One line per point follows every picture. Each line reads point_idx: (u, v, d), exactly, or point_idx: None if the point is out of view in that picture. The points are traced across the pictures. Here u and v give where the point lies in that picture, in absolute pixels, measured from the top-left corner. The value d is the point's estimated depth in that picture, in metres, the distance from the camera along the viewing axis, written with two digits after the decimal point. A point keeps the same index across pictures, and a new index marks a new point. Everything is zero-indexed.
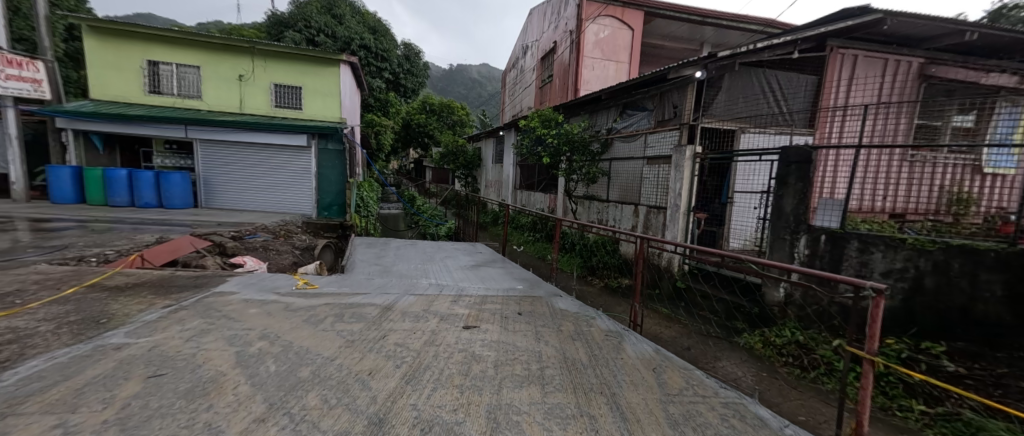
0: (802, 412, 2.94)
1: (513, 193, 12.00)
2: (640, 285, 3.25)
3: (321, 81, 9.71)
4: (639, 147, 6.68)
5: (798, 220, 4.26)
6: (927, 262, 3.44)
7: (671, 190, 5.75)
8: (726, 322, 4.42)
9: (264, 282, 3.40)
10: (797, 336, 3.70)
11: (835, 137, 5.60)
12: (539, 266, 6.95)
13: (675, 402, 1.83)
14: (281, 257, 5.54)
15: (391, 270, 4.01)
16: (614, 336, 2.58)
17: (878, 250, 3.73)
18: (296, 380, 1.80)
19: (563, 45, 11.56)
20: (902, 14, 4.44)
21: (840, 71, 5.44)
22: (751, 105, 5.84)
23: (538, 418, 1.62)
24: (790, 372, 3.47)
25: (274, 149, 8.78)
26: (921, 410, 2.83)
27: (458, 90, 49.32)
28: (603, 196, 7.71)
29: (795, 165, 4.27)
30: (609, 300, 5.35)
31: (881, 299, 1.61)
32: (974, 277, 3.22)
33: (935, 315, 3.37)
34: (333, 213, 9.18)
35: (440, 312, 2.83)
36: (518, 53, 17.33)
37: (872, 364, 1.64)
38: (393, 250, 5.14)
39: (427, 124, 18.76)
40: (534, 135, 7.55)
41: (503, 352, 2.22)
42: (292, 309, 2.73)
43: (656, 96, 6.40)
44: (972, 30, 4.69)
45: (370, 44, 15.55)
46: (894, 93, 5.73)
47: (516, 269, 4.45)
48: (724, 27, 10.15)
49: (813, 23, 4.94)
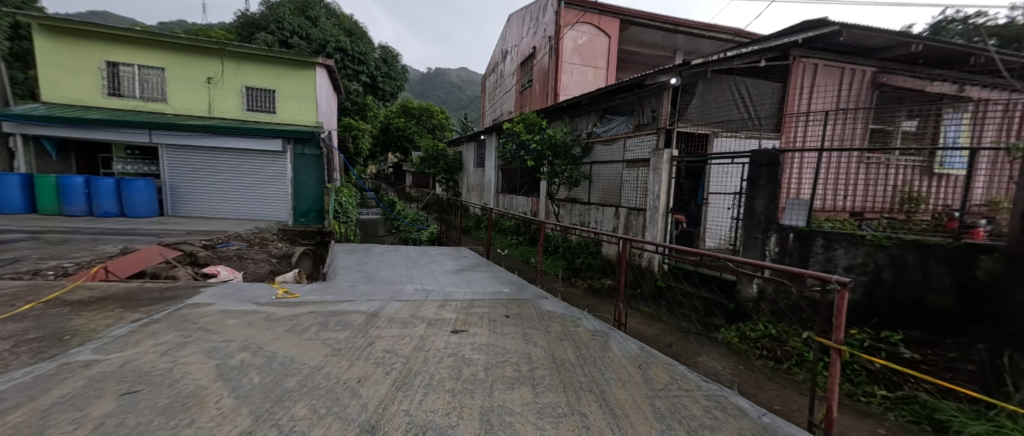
0: (777, 402, 3.07)
1: (495, 197, 12.05)
2: (623, 285, 3.33)
3: (297, 84, 9.43)
4: (619, 150, 6.85)
5: (769, 219, 4.53)
6: (885, 257, 3.64)
7: (650, 192, 5.93)
8: (706, 319, 4.60)
9: (242, 292, 3.29)
10: (770, 330, 3.88)
11: (800, 140, 6.00)
12: (523, 268, 7.04)
13: (661, 397, 1.90)
14: (256, 266, 5.39)
15: (375, 276, 3.96)
16: (600, 335, 2.64)
17: (841, 247, 3.96)
18: (283, 390, 1.76)
19: (542, 51, 11.71)
20: (857, 26, 4.78)
21: (802, 78, 5.80)
22: (723, 110, 6.15)
23: (531, 418, 1.65)
24: (764, 364, 3.64)
25: (246, 154, 8.44)
26: (882, 395, 3.03)
27: (437, 94, 49.47)
28: (585, 199, 7.85)
29: (765, 168, 4.52)
30: (593, 301, 5.45)
31: (846, 291, 1.75)
32: (926, 270, 3.39)
33: (892, 307, 3.58)
34: (311, 219, 8.89)
35: (428, 318, 2.81)
36: (497, 58, 17.44)
37: (838, 353, 1.78)
38: (376, 256, 5.08)
39: (407, 129, 19.49)
40: (516, 139, 7.69)
41: (493, 355, 2.24)
42: (274, 319, 2.65)
43: (635, 101, 6.61)
44: (917, 42, 5.12)
45: (347, 47, 15.23)
46: (851, 101, 6.12)
47: (501, 272, 4.46)
48: (696, 35, 10.57)
49: (778, 33, 5.16)
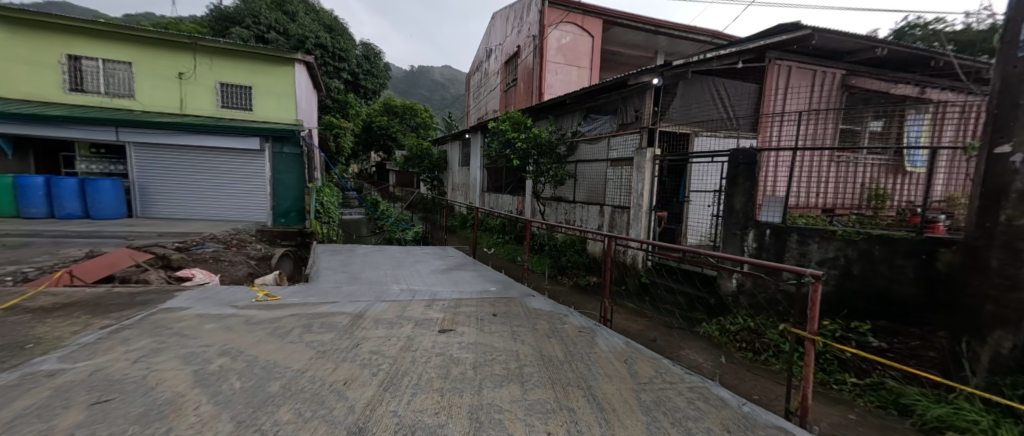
0: (756, 392, 3.18)
1: (480, 196, 12.01)
2: (608, 282, 3.38)
3: (275, 81, 9.16)
4: (603, 149, 6.94)
5: (747, 216, 4.68)
6: (854, 250, 3.81)
7: (634, 190, 6.03)
8: (689, 313, 4.73)
9: (220, 295, 3.18)
10: (749, 323, 4.02)
11: (775, 140, 6.24)
12: (510, 267, 7.05)
13: (647, 390, 1.94)
14: (234, 269, 5.23)
15: (360, 277, 3.90)
16: (587, 331, 2.68)
17: (814, 242, 4.13)
18: (266, 395, 1.71)
19: (526, 50, 11.74)
20: (828, 30, 4.98)
21: (777, 80, 6.02)
22: (704, 110, 6.31)
23: (521, 415, 1.66)
24: (744, 356, 3.77)
25: (221, 152, 8.14)
26: (852, 382, 3.18)
27: (421, 93, 49.05)
28: (570, 197, 7.91)
29: (743, 166, 4.66)
30: (579, 298, 5.52)
31: (819, 284, 1.84)
32: (891, 262, 3.57)
33: (861, 298, 3.76)
34: (292, 220, 8.64)
35: (415, 318, 2.79)
36: (481, 57, 17.36)
37: (812, 343, 1.87)
38: (360, 256, 4.99)
39: (390, 127, 19.54)
40: (502, 138, 7.70)
41: (481, 353, 2.25)
42: (254, 322, 2.58)
43: (619, 101, 6.71)
44: (882, 46, 5.38)
45: (327, 43, 14.88)
46: (823, 102, 6.38)
47: (488, 271, 4.46)
48: (676, 37, 10.80)
49: (755, 36, 5.32)
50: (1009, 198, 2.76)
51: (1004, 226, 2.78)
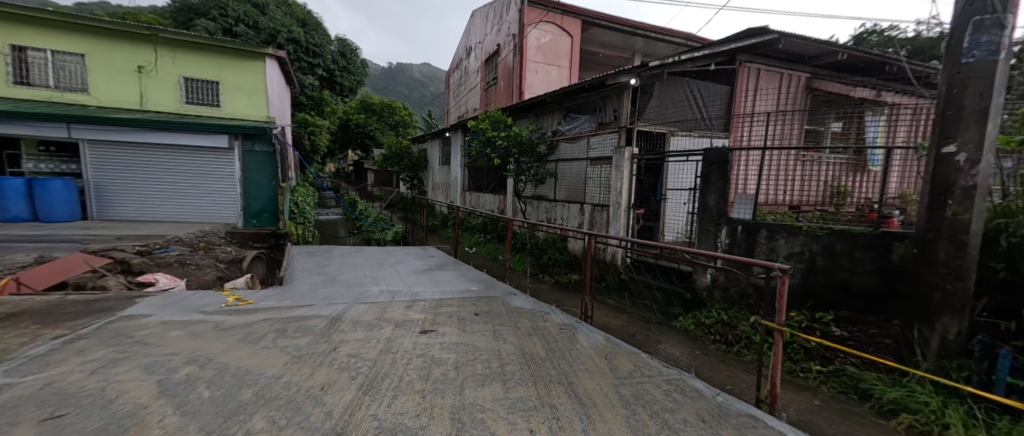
0: (729, 382, 3.30)
1: (461, 195, 11.92)
2: (589, 279, 3.42)
3: (244, 77, 8.79)
4: (583, 148, 7.03)
5: (720, 213, 4.85)
6: (818, 245, 4.01)
7: (613, 189, 6.14)
8: (666, 308, 4.84)
9: (186, 301, 3.03)
10: (722, 316, 4.16)
11: (745, 140, 6.45)
12: (491, 266, 7.04)
13: (626, 384, 1.98)
14: (202, 273, 4.99)
15: (337, 279, 3.80)
16: (568, 328, 2.71)
17: (782, 237, 4.31)
18: (237, 404, 1.64)
19: (506, 49, 11.74)
20: (793, 35, 5.21)
21: (746, 82, 6.23)
22: (679, 110, 6.49)
23: (503, 414, 1.66)
24: (718, 348, 3.90)
25: (185, 151, 7.73)
26: (817, 370, 3.35)
27: (399, 91, 48.36)
28: (551, 196, 7.96)
29: (716, 165, 4.82)
30: (560, 296, 5.57)
31: (786, 277, 1.93)
32: (851, 256, 3.78)
33: (825, 290, 3.96)
34: (264, 221, 8.25)
35: (395, 319, 2.75)
36: (461, 55, 17.24)
37: (780, 334, 1.96)
38: (338, 257, 4.86)
39: (368, 125, 19.16)
40: (482, 137, 7.70)
41: (463, 353, 2.23)
42: (224, 328, 2.47)
43: (598, 101, 6.80)
44: (843, 51, 5.67)
45: (300, 38, 14.39)
46: (790, 103, 6.67)
47: (469, 270, 4.44)
48: (652, 38, 11.05)
49: (726, 39, 5.50)
50: (954, 195, 2.98)
51: (950, 220, 3.00)
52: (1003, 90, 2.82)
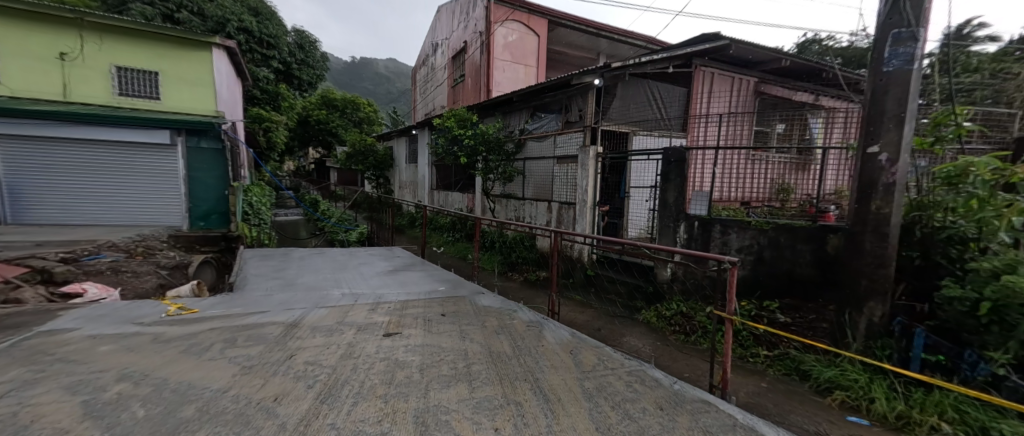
0: (686, 370, 3.48)
1: (429, 194, 11.73)
2: (556, 276, 3.46)
3: (187, 68, 8.09)
4: (550, 147, 7.11)
5: (678, 209, 5.08)
6: (765, 238, 4.30)
7: (579, 186, 6.26)
8: (629, 302, 5.01)
9: (119, 312, 2.77)
10: (681, 307, 4.36)
11: (701, 140, 6.77)
12: (460, 265, 6.99)
13: (590, 377, 2.04)
14: (140, 281, 4.58)
15: (295, 283, 3.61)
16: (535, 325, 2.75)
17: (734, 232, 4.57)
18: (178, 421, 1.53)
19: (473, 46, 11.66)
20: (743, 41, 5.53)
21: (702, 85, 6.52)
22: (640, 111, 6.73)
23: (468, 414, 1.65)
24: (677, 338, 4.10)
25: (119, 147, 7.04)
26: (764, 354, 3.60)
27: (363, 86, 46.87)
28: (519, 194, 8.00)
29: (674, 164, 5.04)
30: (529, 293, 5.63)
31: (735, 269, 2.06)
32: (794, 247, 4.08)
33: (771, 280, 4.25)
34: (213, 223, 7.70)
35: (357, 323, 2.66)
36: (427, 51, 16.94)
37: (730, 322, 2.10)
38: (297, 260, 4.63)
39: (329, 121, 18.41)
40: (449, 135, 7.65)
41: (429, 355, 2.20)
42: (166, 340, 2.29)
43: (564, 100, 6.91)
44: (786, 58, 6.11)
45: (252, 28, 13.44)
46: (741, 105, 7.09)
47: (437, 270, 4.37)
48: (616, 40, 11.38)
49: (682, 43, 5.76)
50: (878, 191, 3.30)
51: (874, 214, 3.33)
52: (916, 97, 3.16)
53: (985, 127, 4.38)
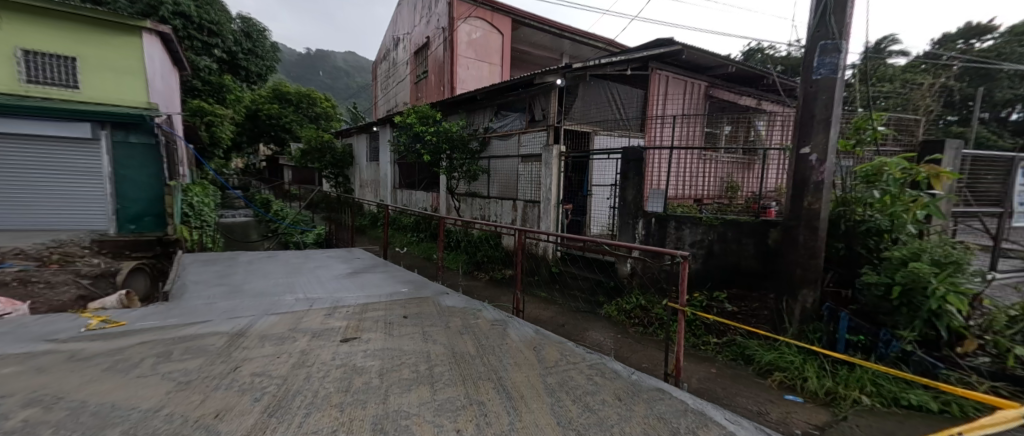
0: (645, 360, 3.64)
1: (392, 193, 11.40)
2: (520, 274, 3.48)
3: (113, 53, 7.28)
4: (514, 145, 7.14)
5: (637, 207, 5.28)
6: (715, 233, 4.57)
7: (543, 185, 6.33)
8: (591, 298, 5.15)
9: (28, 328, 2.45)
10: (640, 301, 4.55)
11: (657, 140, 7.09)
12: (424, 266, 6.86)
13: (552, 373, 2.07)
14: (56, 294, 4.12)
15: (242, 289, 3.38)
16: (499, 324, 2.75)
17: (688, 227, 4.82)
18: None
19: (435, 41, 11.46)
20: (693, 47, 5.84)
21: (658, 87, 6.85)
22: (601, 111, 6.95)
23: (429, 417, 1.62)
24: (636, 330, 4.28)
25: (27, 141, 6.17)
26: (714, 342, 3.84)
27: (320, 80, 44.69)
28: (484, 193, 7.96)
29: (633, 163, 5.23)
30: (494, 291, 5.64)
31: (687, 262, 2.18)
32: (740, 241, 4.37)
33: (721, 272, 4.53)
34: (146, 226, 7.02)
35: (311, 329, 2.53)
36: (388, 45, 16.43)
37: (683, 313, 2.21)
38: (245, 265, 4.33)
39: (281, 116, 17.37)
40: (411, 132, 7.48)
41: (388, 359, 2.14)
42: (88, 357, 2.06)
43: (527, 99, 6.97)
44: (732, 64, 6.53)
45: (190, 13, 12.20)
46: (693, 108, 7.49)
47: (399, 272, 4.26)
48: (578, 41, 11.60)
49: (639, 47, 6.00)
50: (809, 188, 3.61)
51: (807, 209, 3.64)
52: (840, 104, 3.49)
53: (897, 131, 4.93)
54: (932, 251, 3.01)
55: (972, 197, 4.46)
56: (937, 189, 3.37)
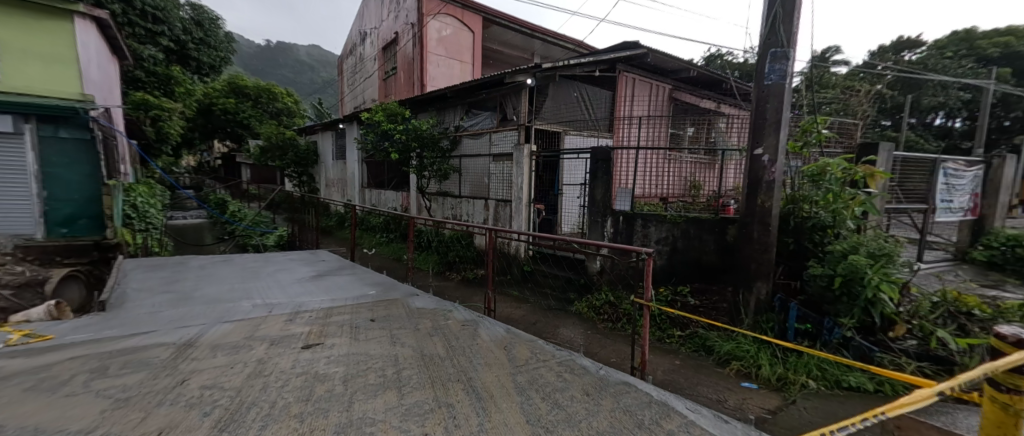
0: (613, 355, 3.74)
1: (360, 193, 11.06)
2: (492, 273, 3.46)
3: (31, 38, 5.84)
4: (486, 144, 7.10)
5: (606, 206, 5.40)
6: (678, 230, 4.75)
7: (514, 184, 6.34)
8: (563, 295, 5.22)
9: None
10: (609, 297, 4.65)
11: (625, 141, 7.31)
12: (394, 267, 6.70)
13: (523, 372, 2.08)
14: None
15: (193, 296, 3.15)
16: (470, 324, 2.73)
17: (653, 225, 4.97)
18: None
19: (404, 37, 11.22)
20: (658, 51, 6.03)
21: (625, 89, 7.05)
22: (571, 111, 7.03)
23: (396, 422, 1.59)
24: (605, 326, 4.39)
25: None
26: (678, 335, 4.00)
27: (281, 74, 42.61)
28: (456, 192, 7.88)
29: (601, 163, 5.35)
30: (466, 292, 5.60)
31: (651, 259, 2.26)
32: (701, 238, 4.57)
33: (684, 268, 4.71)
34: (81, 229, 6.15)
35: (270, 336, 2.41)
36: (354, 39, 15.90)
37: (648, 308, 2.29)
38: (197, 270, 4.05)
39: (238, 111, 16.40)
40: (378, 130, 7.29)
41: (354, 365, 2.07)
42: (6, 376, 1.85)
43: (498, 98, 6.97)
44: (694, 68, 6.82)
45: None
46: (659, 109, 7.76)
47: (367, 273, 4.13)
48: (549, 42, 11.72)
49: (607, 49, 6.12)
50: (762, 187, 3.84)
51: (760, 207, 3.86)
52: (788, 108, 3.73)
53: (838, 134, 5.35)
54: (868, 244, 3.29)
55: (903, 194, 4.88)
56: (872, 187, 3.68)
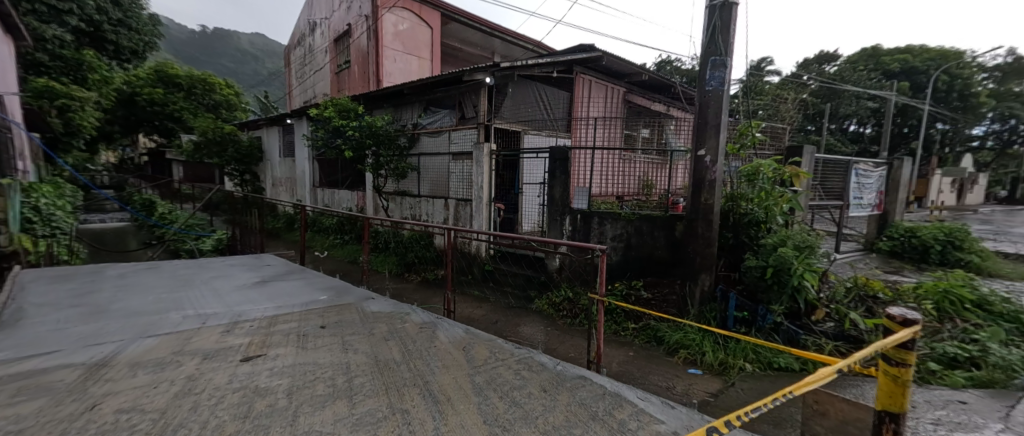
0: (572, 350, 3.83)
1: (311, 192, 10.46)
2: (451, 273, 3.40)
3: None
4: (444, 142, 6.98)
5: (564, 205, 5.51)
6: (631, 227, 4.95)
7: (474, 183, 6.29)
8: (524, 293, 5.27)
9: None
10: (568, 293, 4.77)
11: (583, 141, 7.52)
12: (349, 269, 6.41)
13: (481, 372, 2.07)
14: None
15: (110, 308, 2.81)
16: (428, 327, 2.67)
17: (608, 222, 5.14)
18: None
19: (357, 29, 10.76)
20: (611, 54, 6.25)
21: (581, 90, 7.23)
22: (530, 111, 7.10)
23: (345, 433, 1.51)
24: (565, 322, 4.50)
25: None
26: (633, 327, 4.18)
27: (220, 64, 39.25)
28: (414, 192, 7.69)
29: (559, 162, 5.46)
30: (426, 293, 5.47)
31: (604, 256, 2.34)
32: (652, 234, 4.80)
33: (638, 263, 4.93)
34: None
35: (204, 349, 2.20)
36: (303, 29, 14.99)
37: (602, 303, 2.37)
38: (116, 279, 3.61)
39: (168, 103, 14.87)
40: (330, 126, 6.93)
41: (300, 375, 1.95)
42: None
43: (457, 96, 6.89)
44: (645, 73, 7.15)
45: None
46: (614, 111, 8.05)
47: (318, 278, 3.91)
48: (508, 41, 11.76)
49: (563, 51, 6.25)
50: (705, 186, 4.10)
51: (704, 205, 4.13)
52: (727, 113, 4.02)
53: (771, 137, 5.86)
54: (794, 238, 3.63)
55: (824, 193, 5.45)
56: (798, 186, 4.06)
